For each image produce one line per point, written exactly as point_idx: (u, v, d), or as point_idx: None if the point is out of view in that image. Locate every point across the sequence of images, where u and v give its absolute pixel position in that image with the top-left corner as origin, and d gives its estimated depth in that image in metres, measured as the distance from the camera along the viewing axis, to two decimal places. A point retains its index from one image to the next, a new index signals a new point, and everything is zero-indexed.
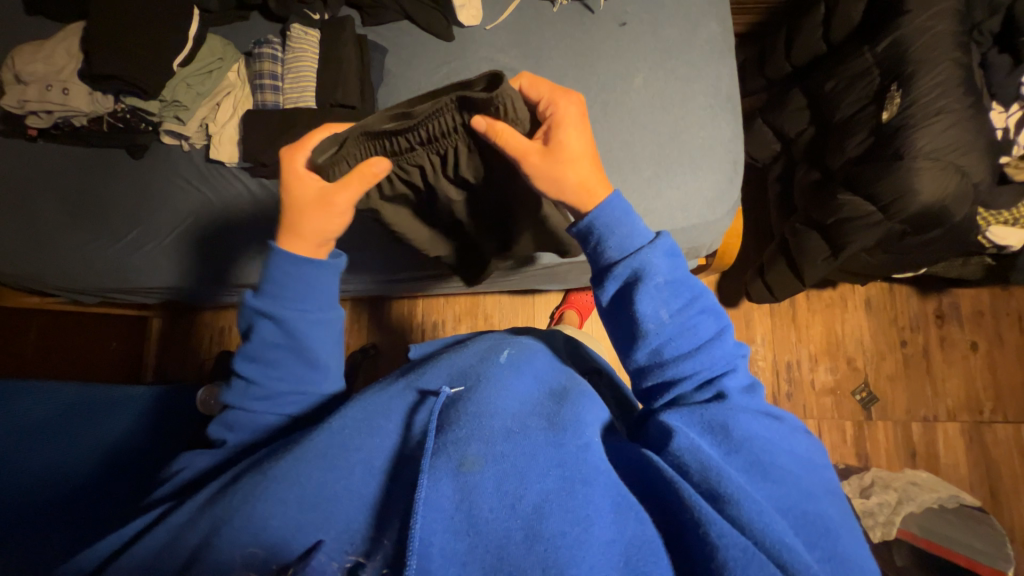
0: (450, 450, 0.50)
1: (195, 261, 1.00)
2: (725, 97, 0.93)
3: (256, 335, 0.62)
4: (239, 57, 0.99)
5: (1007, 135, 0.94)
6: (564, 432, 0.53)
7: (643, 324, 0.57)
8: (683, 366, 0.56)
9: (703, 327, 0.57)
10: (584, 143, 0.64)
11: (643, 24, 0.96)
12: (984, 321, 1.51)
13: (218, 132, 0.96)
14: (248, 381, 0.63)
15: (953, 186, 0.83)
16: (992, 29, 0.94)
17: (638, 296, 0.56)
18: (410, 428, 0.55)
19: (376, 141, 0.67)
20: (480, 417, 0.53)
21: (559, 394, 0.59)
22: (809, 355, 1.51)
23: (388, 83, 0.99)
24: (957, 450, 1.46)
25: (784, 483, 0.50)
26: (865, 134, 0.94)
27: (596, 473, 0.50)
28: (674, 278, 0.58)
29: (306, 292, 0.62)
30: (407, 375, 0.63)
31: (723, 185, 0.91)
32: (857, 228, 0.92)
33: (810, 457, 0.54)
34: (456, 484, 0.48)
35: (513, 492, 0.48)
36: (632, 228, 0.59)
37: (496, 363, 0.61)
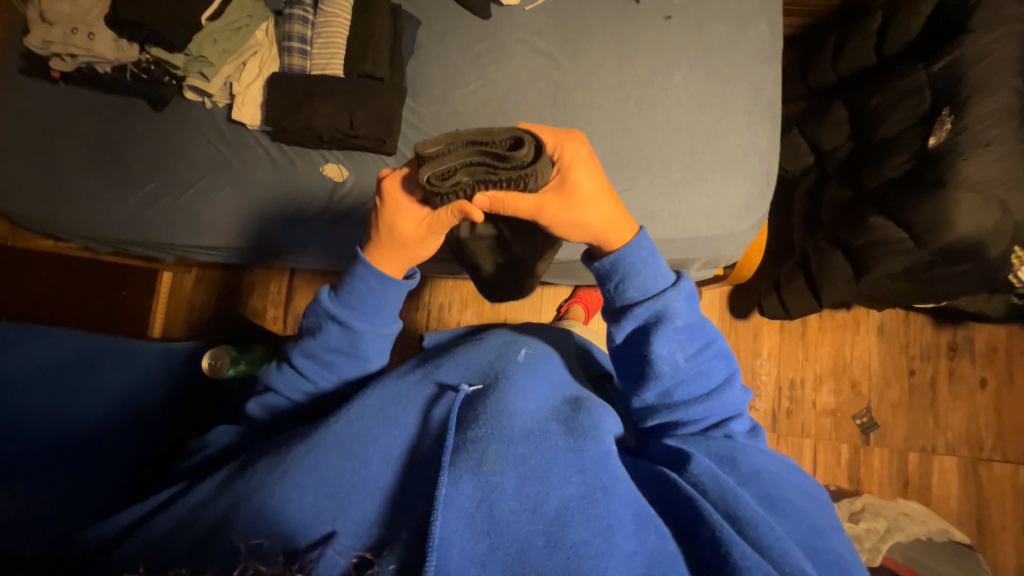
0: (470, 449, 0.51)
1: (212, 223, 0.98)
2: (766, 104, 0.89)
3: (320, 337, 0.63)
4: (269, 16, 0.95)
5: None
6: (584, 438, 0.53)
7: (657, 366, 0.58)
8: (699, 406, 0.59)
9: (715, 372, 0.60)
10: (599, 184, 0.61)
11: (690, 18, 0.91)
12: (996, 358, 1.48)
13: (242, 92, 0.94)
14: (301, 376, 0.64)
15: (991, 221, 0.79)
16: None
17: (656, 338, 0.58)
18: (428, 420, 0.56)
19: (477, 166, 0.56)
20: (499, 417, 0.53)
21: (576, 402, 0.59)
22: (814, 374, 1.50)
23: (418, 56, 0.95)
24: (950, 483, 1.45)
25: (795, 510, 0.52)
26: (907, 156, 0.88)
27: (616, 482, 0.51)
28: (692, 321, 0.60)
29: (373, 313, 0.63)
30: (425, 365, 0.63)
31: (752, 199, 0.88)
32: (887, 252, 0.89)
33: (818, 492, 0.57)
34: (476, 484, 0.49)
35: (535, 494, 0.49)
36: (656, 270, 0.60)
37: (515, 363, 0.62)
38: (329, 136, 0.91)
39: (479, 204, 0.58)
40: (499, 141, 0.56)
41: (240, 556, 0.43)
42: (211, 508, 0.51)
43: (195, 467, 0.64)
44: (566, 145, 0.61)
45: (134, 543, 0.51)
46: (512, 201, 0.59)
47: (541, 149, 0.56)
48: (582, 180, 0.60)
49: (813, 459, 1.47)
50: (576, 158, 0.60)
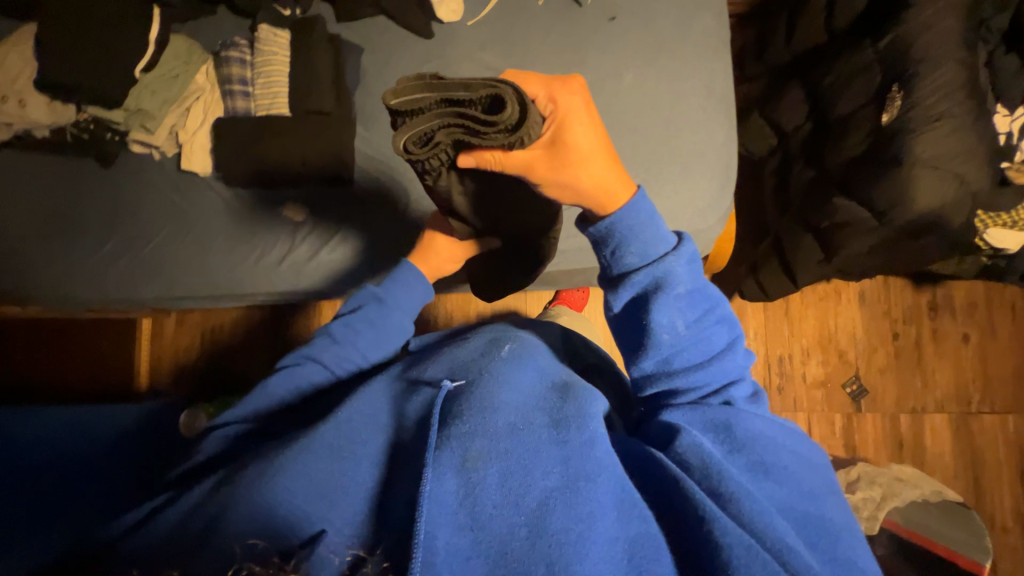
0: (454, 444, 0.51)
1: (180, 273, 0.95)
2: (719, 98, 0.88)
3: (357, 309, 0.74)
4: (206, 58, 0.93)
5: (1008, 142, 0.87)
6: (564, 428, 0.53)
7: (654, 334, 0.57)
8: (699, 367, 0.58)
9: (717, 337, 0.59)
10: (595, 140, 0.56)
11: (634, 18, 0.90)
12: (977, 313, 1.50)
13: (189, 139, 0.92)
14: (334, 340, 0.72)
15: (949, 194, 0.79)
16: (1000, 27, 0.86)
17: (655, 306, 0.56)
18: (404, 416, 0.58)
19: (456, 125, 0.58)
20: (483, 412, 0.53)
21: (562, 389, 0.60)
22: (801, 349, 1.52)
23: (365, 84, 0.93)
24: (944, 440, 1.48)
25: (782, 478, 0.54)
26: (865, 133, 0.86)
27: (598, 470, 0.51)
28: (694, 288, 0.58)
29: (408, 301, 0.78)
30: (408, 370, 0.66)
31: (714, 195, 0.87)
32: (850, 234, 0.89)
33: (812, 456, 0.59)
34: (459, 480, 0.49)
35: (517, 488, 0.48)
36: (655, 233, 0.57)
37: (499, 358, 0.63)
38: (286, 177, 0.90)
39: (463, 165, 0.60)
40: (478, 97, 0.55)
41: (233, 557, 0.42)
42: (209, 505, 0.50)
43: (184, 475, 0.62)
44: (560, 95, 0.57)
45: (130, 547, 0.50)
46: (499, 160, 0.58)
47: (526, 103, 0.54)
48: (576, 135, 0.56)
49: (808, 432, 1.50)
50: (569, 109, 0.57)
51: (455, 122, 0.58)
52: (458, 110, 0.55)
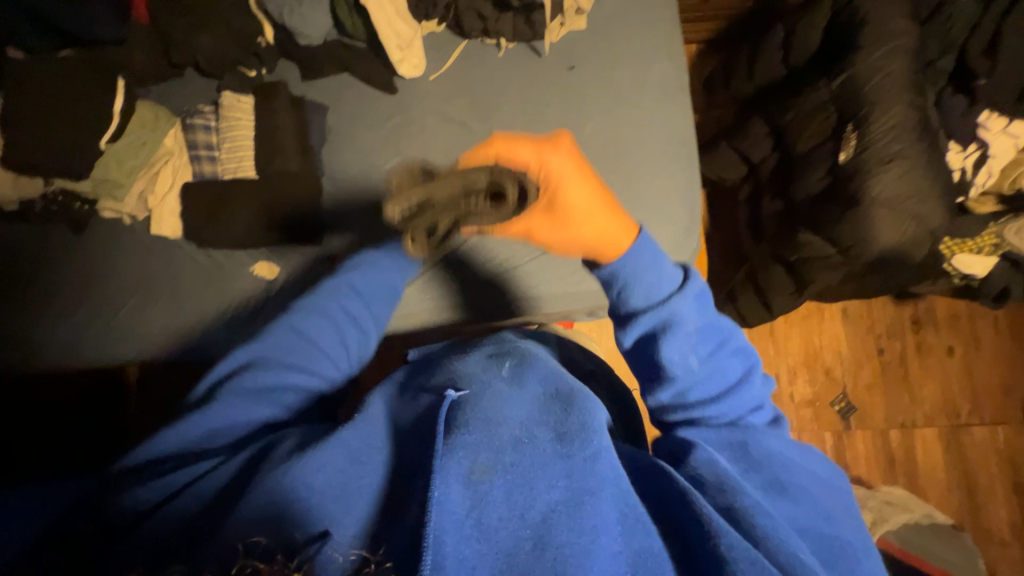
0: (460, 454, 0.49)
1: (149, 343, 0.95)
2: (679, 142, 0.90)
3: (354, 276, 0.77)
4: (173, 121, 0.93)
5: (963, 177, 0.88)
6: (569, 442, 0.52)
7: (671, 371, 0.57)
8: (715, 397, 0.59)
9: (732, 369, 0.60)
10: (590, 197, 0.57)
11: (592, 66, 0.92)
12: (960, 325, 1.50)
13: (158, 204, 0.92)
14: (331, 300, 0.74)
15: (910, 231, 0.79)
16: (946, 68, 0.87)
17: (664, 346, 0.57)
18: (411, 421, 0.57)
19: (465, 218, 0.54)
20: (490, 424, 0.52)
21: (564, 399, 0.58)
22: (788, 368, 1.51)
23: (332, 142, 0.94)
24: (935, 454, 1.46)
25: (795, 494, 0.54)
26: (825, 171, 0.88)
27: (602, 485, 0.50)
28: (704, 322, 0.59)
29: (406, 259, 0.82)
30: (410, 391, 0.64)
31: (679, 237, 0.88)
32: (816, 268, 0.90)
33: (827, 479, 0.58)
34: (466, 492, 0.47)
35: (523, 501, 0.47)
36: (659, 275, 0.57)
37: (500, 373, 0.62)
38: (253, 240, 0.91)
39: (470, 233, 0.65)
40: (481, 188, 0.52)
41: (235, 556, 0.43)
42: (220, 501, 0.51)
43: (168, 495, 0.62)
44: (548, 158, 0.57)
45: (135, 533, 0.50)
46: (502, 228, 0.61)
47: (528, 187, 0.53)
48: (571, 197, 0.57)
49: None
50: (560, 172, 0.57)
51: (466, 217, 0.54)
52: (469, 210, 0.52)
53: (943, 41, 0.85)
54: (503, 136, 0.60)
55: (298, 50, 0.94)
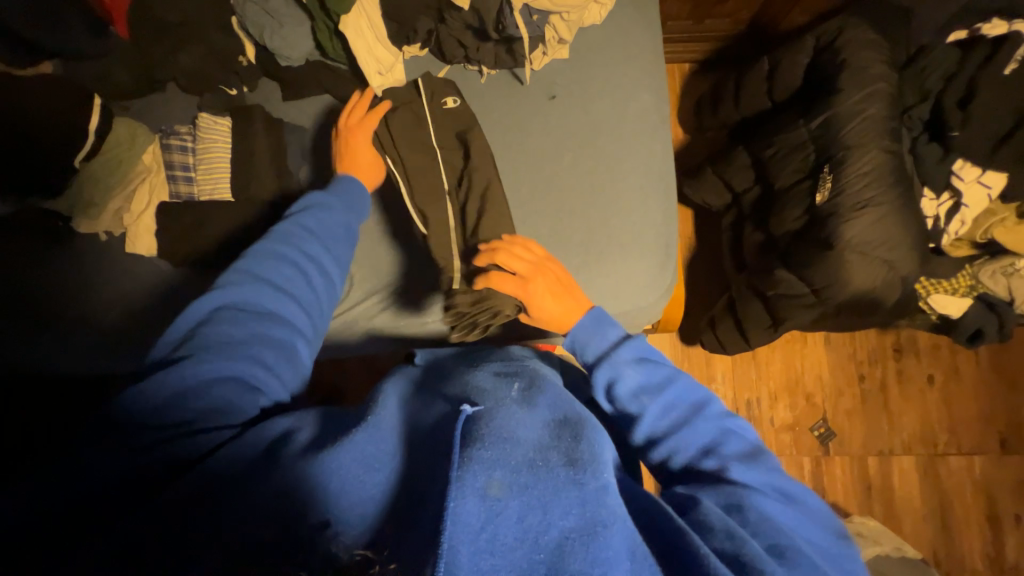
0: (478, 468, 0.42)
1: (88, 356, 0.91)
2: (658, 175, 0.92)
3: (313, 216, 0.73)
4: (152, 138, 0.91)
5: (937, 225, 0.90)
6: (584, 467, 0.45)
7: (630, 410, 0.60)
8: (683, 437, 0.58)
9: (686, 407, 0.59)
10: (556, 309, 0.69)
11: (573, 96, 0.93)
12: (940, 354, 1.51)
13: (135, 222, 0.90)
14: (291, 239, 0.69)
15: (880, 278, 0.81)
16: (923, 115, 0.89)
17: (616, 388, 0.61)
18: (428, 421, 0.51)
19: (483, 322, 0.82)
20: (505, 441, 0.45)
21: (568, 428, 0.50)
22: (768, 393, 1.50)
23: (312, 164, 0.94)
24: (912, 483, 1.47)
25: (797, 552, 0.46)
26: (802, 210, 0.89)
27: (615, 515, 0.44)
28: (648, 365, 0.61)
29: (354, 201, 0.78)
30: (427, 390, 0.58)
31: (656, 271, 0.90)
32: (791, 306, 0.90)
33: (831, 545, 0.51)
34: (482, 510, 0.41)
35: (535, 527, 0.42)
36: (602, 332, 0.65)
37: (506, 390, 0.54)
38: (221, 258, 0.90)
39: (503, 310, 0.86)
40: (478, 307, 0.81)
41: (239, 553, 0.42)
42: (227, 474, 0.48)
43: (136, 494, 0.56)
44: (521, 286, 0.70)
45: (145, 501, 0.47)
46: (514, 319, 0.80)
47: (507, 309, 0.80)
48: (541, 310, 0.70)
49: None
50: (531, 296, 0.69)
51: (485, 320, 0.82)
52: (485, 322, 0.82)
53: (919, 91, 0.89)
54: (501, 253, 0.71)
55: (281, 71, 0.94)
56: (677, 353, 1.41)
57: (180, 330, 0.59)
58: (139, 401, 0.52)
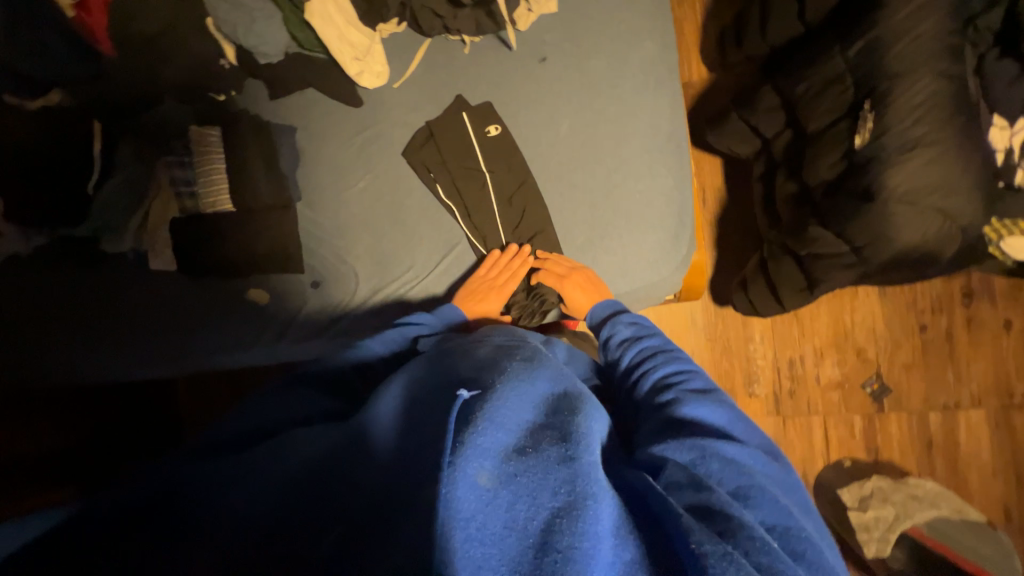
0: (472, 450, 0.38)
1: (104, 367, 0.90)
2: (665, 134, 0.86)
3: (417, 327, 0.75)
4: (152, 152, 0.90)
5: (1009, 158, 0.74)
6: (573, 442, 0.42)
7: (624, 360, 0.67)
8: (653, 371, 0.62)
9: (690, 376, 0.60)
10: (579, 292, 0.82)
11: (566, 57, 0.88)
12: (1020, 297, 1.32)
13: (152, 239, 0.90)
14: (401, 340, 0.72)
15: (933, 230, 0.71)
16: (992, 23, 0.73)
17: (613, 340, 0.71)
18: (415, 408, 0.48)
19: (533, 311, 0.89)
20: (495, 420, 0.42)
21: (568, 411, 0.47)
22: (813, 350, 1.33)
23: (306, 162, 0.93)
24: (980, 437, 1.31)
25: (766, 500, 0.43)
26: (838, 156, 0.77)
27: (605, 492, 0.39)
28: (653, 332, 0.69)
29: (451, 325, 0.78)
30: (430, 370, 0.55)
31: (669, 242, 0.85)
32: (828, 267, 0.79)
33: (783, 476, 0.50)
34: (472, 490, 0.36)
35: (524, 510, 0.36)
36: (611, 302, 0.78)
37: (510, 369, 0.51)
38: (229, 268, 0.90)
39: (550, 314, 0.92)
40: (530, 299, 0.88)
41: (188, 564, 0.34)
42: (247, 466, 0.43)
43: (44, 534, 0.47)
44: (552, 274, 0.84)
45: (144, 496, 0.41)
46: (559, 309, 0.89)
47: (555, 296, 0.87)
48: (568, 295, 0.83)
49: (826, 437, 1.31)
50: (557, 283, 0.83)
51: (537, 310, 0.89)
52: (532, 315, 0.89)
53: None
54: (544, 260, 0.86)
55: (263, 70, 0.91)
56: (710, 316, 1.31)
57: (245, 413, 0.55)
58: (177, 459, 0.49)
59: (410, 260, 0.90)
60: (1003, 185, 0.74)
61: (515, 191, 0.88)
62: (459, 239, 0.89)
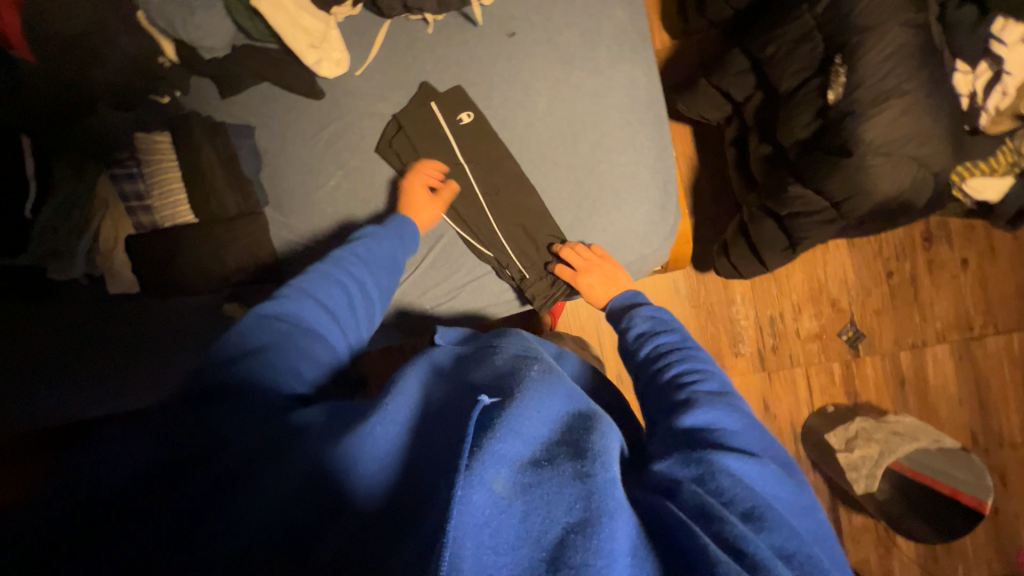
0: (487, 460, 0.36)
1: (57, 405, 0.80)
2: (643, 103, 0.85)
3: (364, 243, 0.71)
4: (99, 167, 0.82)
5: (972, 102, 0.78)
6: (590, 457, 0.40)
7: (640, 351, 0.64)
8: (669, 368, 0.58)
9: (717, 380, 0.55)
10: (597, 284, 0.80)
11: (535, 31, 0.85)
12: (974, 236, 1.40)
13: (111, 261, 0.83)
14: (348, 274, 0.66)
15: (908, 179, 0.73)
16: None
17: (630, 332, 0.67)
18: (430, 412, 0.45)
19: (548, 299, 0.86)
20: (512, 432, 0.39)
21: (587, 423, 0.44)
22: (791, 305, 1.38)
23: (269, 163, 0.88)
24: (946, 370, 1.40)
25: (782, 525, 0.40)
26: (813, 113, 0.78)
27: (622, 508, 0.38)
28: (675, 328, 0.65)
29: (403, 235, 0.76)
30: (450, 373, 0.51)
31: (655, 213, 0.85)
32: (809, 224, 0.82)
33: (801, 498, 0.46)
34: (485, 510, 0.34)
35: (537, 524, 0.35)
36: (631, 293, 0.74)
37: (529, 375, 0.48)
38: (196, 281, 0.84)
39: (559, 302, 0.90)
40: (546, 286, 0.86)
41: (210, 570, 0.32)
42: (243, 463, 0.39)
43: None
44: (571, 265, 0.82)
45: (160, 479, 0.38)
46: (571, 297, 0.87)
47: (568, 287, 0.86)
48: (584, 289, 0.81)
49: (808, 386, 1.38)
50: (575, 275, 0.81)
51: (552, 298, 0.87)
52: (546, 302, 0.86)
53: None
54: (561, 248, 0.83)
55: (208, 66, 0.84)
56: (692, 284, 1.34)
57: (232, 341, 0.52)
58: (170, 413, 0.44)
59: None
60: (969, 129, 0.78)
61: (500, 175, 0.85)
62: (445, 230, 0.86)
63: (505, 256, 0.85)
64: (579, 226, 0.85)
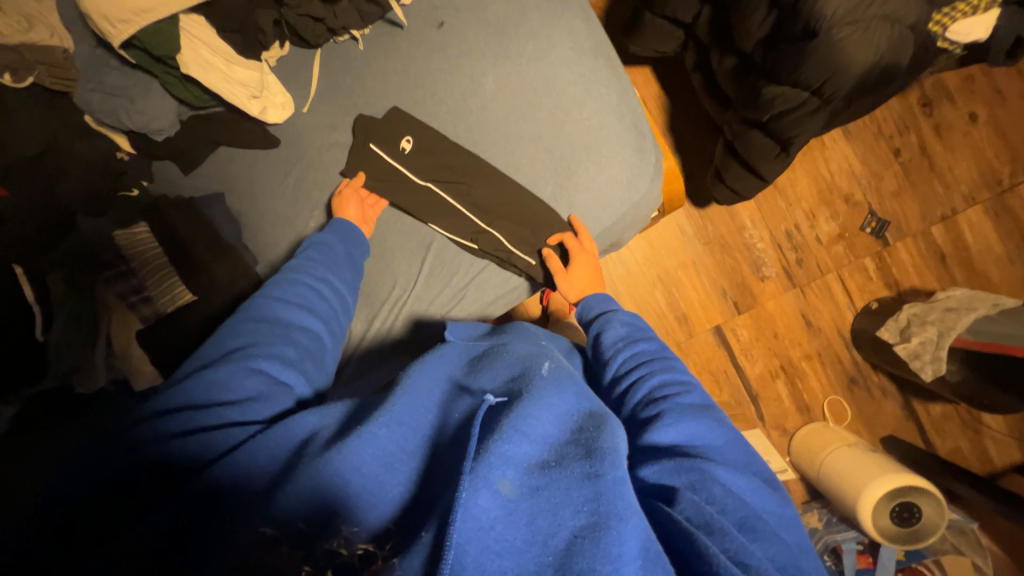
0: (494, 461, 0.38)
1: None
2: (589, 51, 0.82)
3: (314, 242, 0.74)
4: (91, 276, 0.81)
5: None
6: (598, 456, 0.41)
7: (617, 355, 0.65)
8: (646, 377, 0.59)
9: (698, 394, 0.57)
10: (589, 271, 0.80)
11: (462, 14, 0.83)
12: (976, 86, 1.32)
13: (130, 359, 0.80)
14: (303, 268, 0.70)
15: (884, 41, 0.69)
16: None
17: (605, 334, 0.68)
18: (447, 420, 0.46)
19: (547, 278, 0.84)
20: (517, 432, 0.41)
21: (594, 423, 0.45)
22: (805, 213, 1.32)
23: (247, 224, 0.89)
24: (986, 232, 1.32)
25: (767, 534, 0.44)
26: (766, 7, 0.74)
27: (631, 508, 0.39)
28: (651, 336, 0.66)
29: (348, 234, 0.78)
30: (467, 371, 0.52)
31: (633, 157, 0.82)
32: (794, 120, 0.78)
33: (784, 509, 0.50)
34: (493, 514, 0.36)
35: (544, 527, 0.37)
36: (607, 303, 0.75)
37: (540, 377, 0.48)
38: None
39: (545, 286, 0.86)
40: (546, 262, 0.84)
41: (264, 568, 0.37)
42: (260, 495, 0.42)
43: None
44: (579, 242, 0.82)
45: (181, 489, 0.44)
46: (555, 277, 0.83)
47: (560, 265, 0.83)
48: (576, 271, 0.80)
49: (845, 290, 1.32)
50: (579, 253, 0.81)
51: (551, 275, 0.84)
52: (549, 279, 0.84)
53: None
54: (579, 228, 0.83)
55: (162, 147, 0.85)
56: (697, 222, 1.30)
57: (218, 343, 0.59)
58: (172, 408, 0.51)
59: (392, 278, 0.85)
60: None
61: (471, 165, 0.83)
62: (432, 236, 0.85)
63: (500, 245, 0.83)
64: (561, 193, 0.83)
